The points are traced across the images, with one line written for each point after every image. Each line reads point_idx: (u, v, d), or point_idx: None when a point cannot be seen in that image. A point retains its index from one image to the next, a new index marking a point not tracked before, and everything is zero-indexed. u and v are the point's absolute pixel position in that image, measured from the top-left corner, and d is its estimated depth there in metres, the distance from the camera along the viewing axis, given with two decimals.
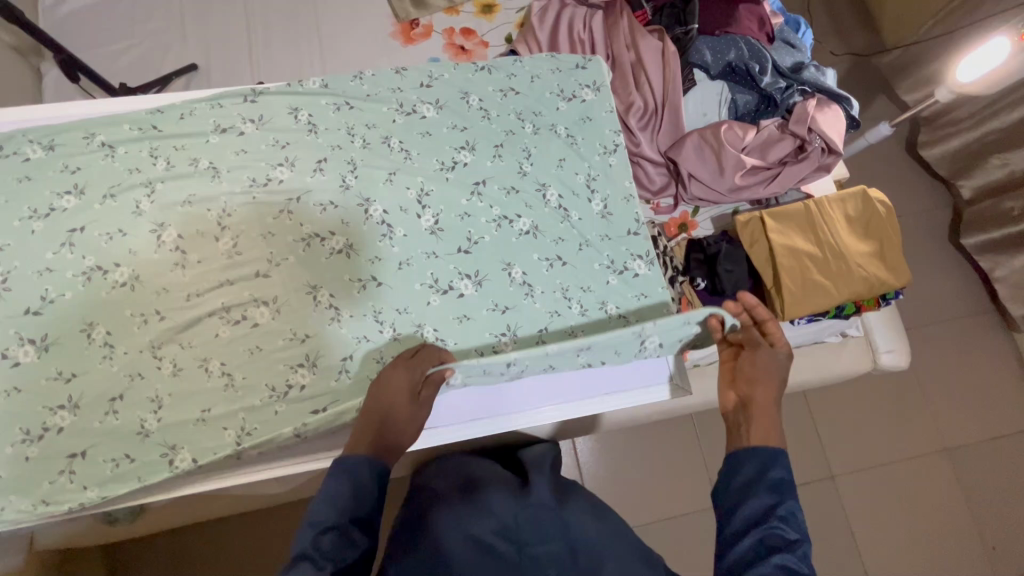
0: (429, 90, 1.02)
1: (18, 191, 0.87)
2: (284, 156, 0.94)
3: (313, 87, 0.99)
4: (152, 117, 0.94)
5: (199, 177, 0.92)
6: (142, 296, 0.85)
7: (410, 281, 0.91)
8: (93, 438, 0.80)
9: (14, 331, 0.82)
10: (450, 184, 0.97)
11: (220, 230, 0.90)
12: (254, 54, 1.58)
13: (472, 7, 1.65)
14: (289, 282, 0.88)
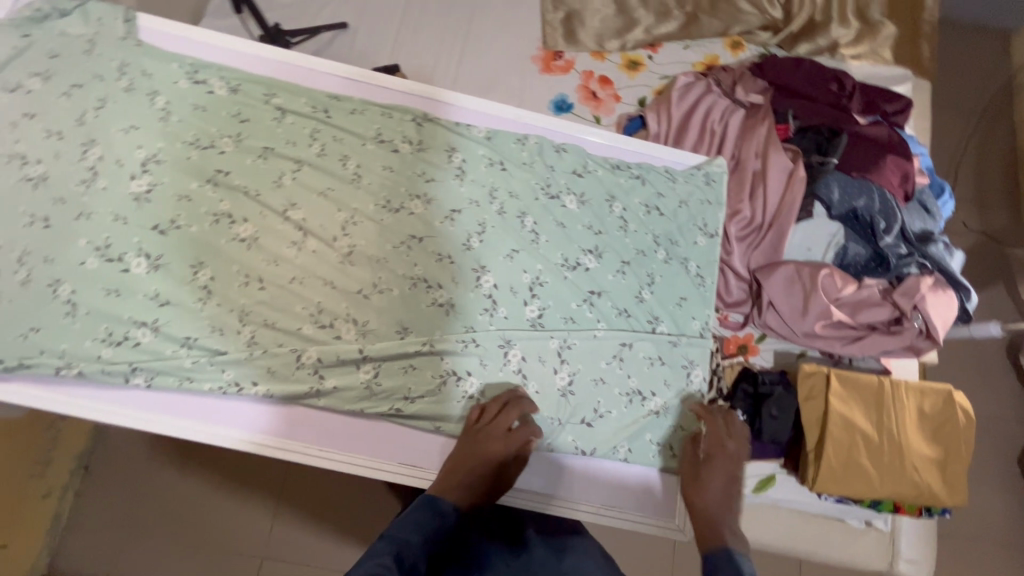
0: (579, 181, 1.06)
1: (191, 115, 0.99)
2: (424, 189, 1.01)
3: (478, 135, 1.06)
4: (327, 101, 1.04)
5: (342, 176, 1.00)
6: (254, 259, 0.93)
7: (497, 365, 0.94)
8: (159, 364, 0.87)
9: (136, 242, 0.92)
10: (566, 281, 1.00)
11: (341, 235, 0.96)
12: (401, 34, 1.68)
13: (619, 59, 1.73)
14: (386, 313, 0.93)
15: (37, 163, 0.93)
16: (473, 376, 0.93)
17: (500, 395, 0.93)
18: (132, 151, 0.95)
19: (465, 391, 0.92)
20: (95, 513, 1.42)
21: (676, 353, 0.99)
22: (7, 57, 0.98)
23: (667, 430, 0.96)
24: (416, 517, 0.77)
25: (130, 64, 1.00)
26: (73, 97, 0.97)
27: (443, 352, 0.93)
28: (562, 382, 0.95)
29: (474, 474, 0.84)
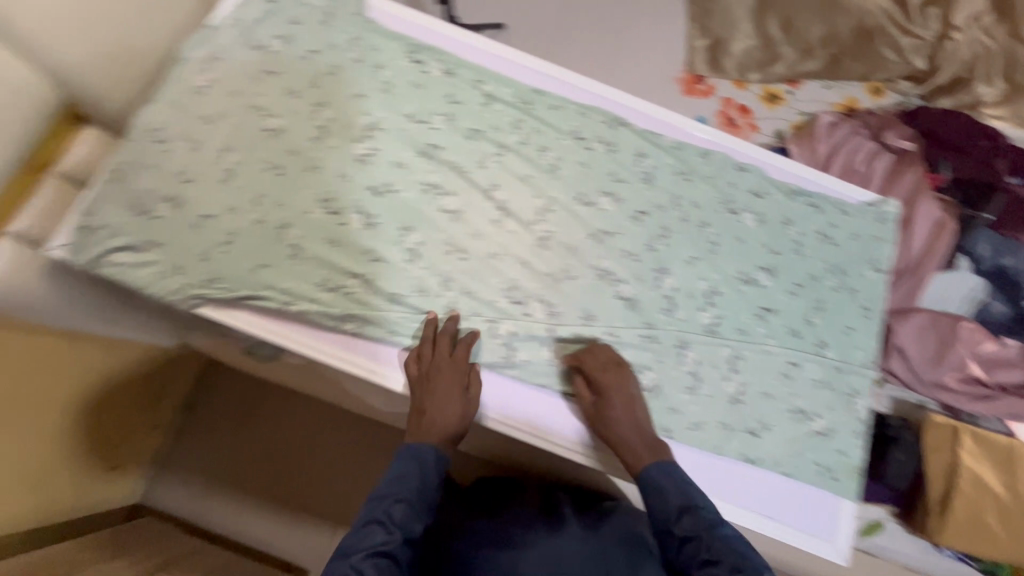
0: (758, 201, 1.09)
1: (410, 90, 1.07)
2: (613, 188, 1.06)
3: (666, 145, 1.10)
4: (530, 94, 1.10)
5: (541, 165, 1.05)
6: (458, 231, 0.99)
7: (672, 365, 0.97)
8: (368, 316, 0.93)
9: (355, 200, 0.98)
10: (740, 295, 1.03)
11: (538, 219, 1.02)
12: (554, 40, 1.75)
13: (759, 90, 1.77)
14: (575, 300, 0.98)
15: (275, 116, 1.02)
16: (649, 371, 0.96)
17: (674, 392, 0.96)
18: (359, 117, 1.03)
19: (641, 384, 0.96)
20: (205, 440, 1.69)
21: (841, 380, 1.01)
22: (256, 18, 1.07)
23: (829, 454, 0.97)
24: (403, 467, 0.88)
25: (361, 39, 1.08)
26: (310, 60, 1.06)
27: (625, 343, 0.97)
28: (732, 390, 0.97)
29: (421, 402, 0.89)
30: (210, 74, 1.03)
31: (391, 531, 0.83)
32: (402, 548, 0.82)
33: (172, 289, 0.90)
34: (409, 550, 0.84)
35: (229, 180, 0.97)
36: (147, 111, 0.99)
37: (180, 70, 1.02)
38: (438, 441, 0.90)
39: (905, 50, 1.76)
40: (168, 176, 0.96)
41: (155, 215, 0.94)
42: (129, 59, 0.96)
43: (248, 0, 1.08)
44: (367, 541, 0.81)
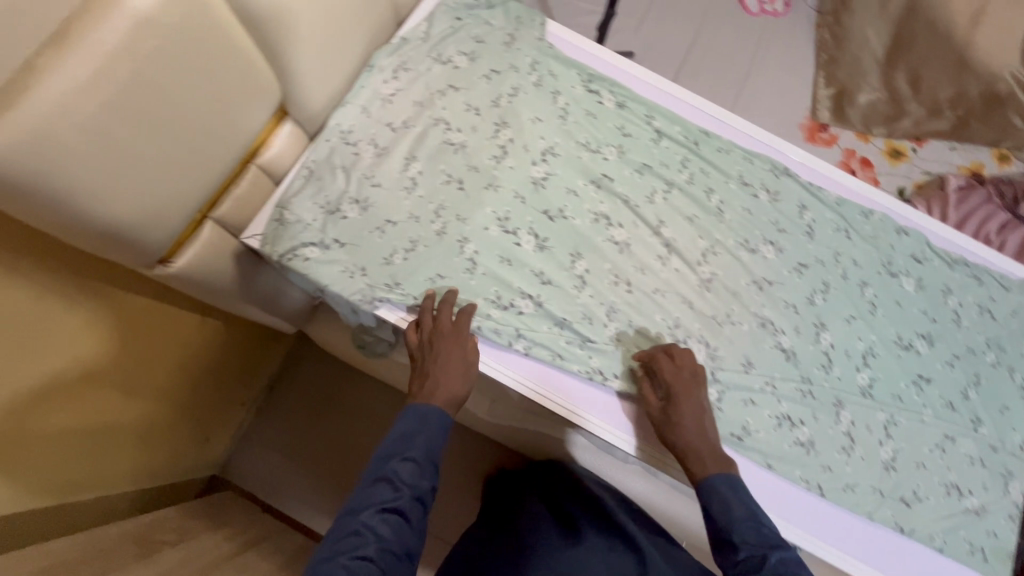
0: (918, 266, 1.08)
1: (584, 119, 1.09)
2: (775, 238, 1.06)
3: (828, 199, 1.10)
4: (699, 134, 1.11)
5: (707, 206, 1.07)
6: (624, 264, 1.01)
7: (828, 423, 0.98)
8: (536, 337, 0.95)
9: (528, 222, 1.01)
10: (897, 359, 1.03)
11: (702, 260, 1.03)
12: (680, 74, 1.77)
13: (882, 144, 1.76)
14: (735, 345, 0.99)
15: (457, 131, 1.05)
16: (805, 426, 0.97)
17: (827, 448, 0.97)
18: (536, 140, 1.06)
19: (796, 438, 0.96)
20: (277, 428, 1.58)
21: (994, 459, 1.00)
22: (443, 33, 1.11)
23: (981, 533, 0.95)
24: (413, 431, 0.81)
25: (541, 63, 1.11)
26: (491, 80, 1.09)
27: (781, 395, 0.98)
28: (886, 455, 0.97)
29: (428, 372, 0.87)
30: (396, 83, 1.07)
31: (399, 489, 0.75)
32: (414, 507, 0.75)
33: (353, 289, 0.93)
34: (423, 512, 0.76)
35: (414, 189, 1.01)
36: (341, 114, 1.02)
37: (370, 76, 1.06)
38: (444, 407, 0.84)
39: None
40: (356, 178, 1.00)
41: (342, 214, 0.97)
42: (335, 60, 0.97)
43: (436, 15, 1.12)
44: (376, 501, 0.73)
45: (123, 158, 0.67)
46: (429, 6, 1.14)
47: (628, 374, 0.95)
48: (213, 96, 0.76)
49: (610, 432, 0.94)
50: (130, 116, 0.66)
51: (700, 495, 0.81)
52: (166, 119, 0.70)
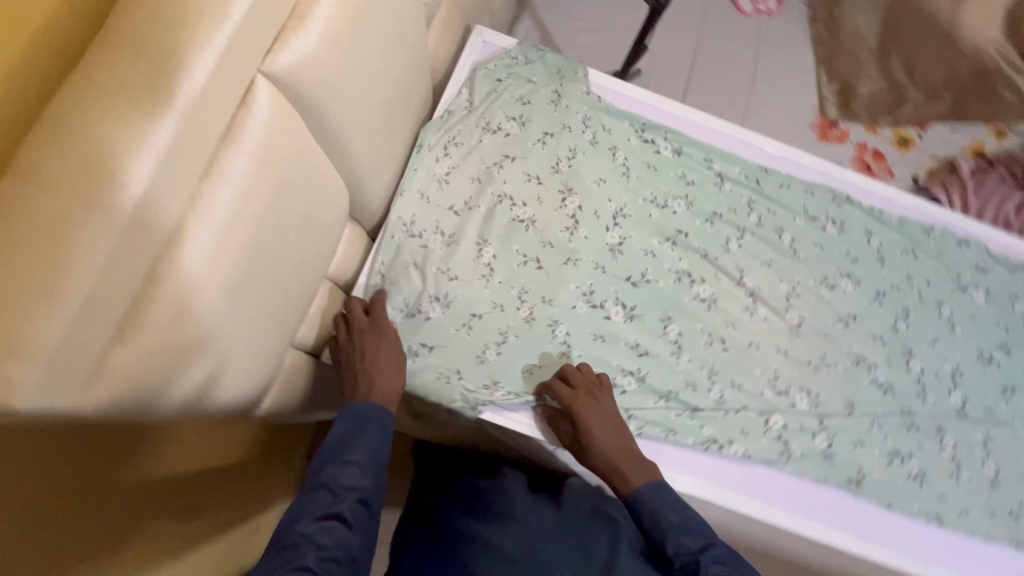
0: (985, 277, 1.11)
1: (646, 173, 1.05)
2: (851, 269, 1.07)
3: (891, 220, 1.11)
4: (759, 171, 1.10)
5: (783, 248, 1.06)
6: (715, 322, 1.00)
7: (935, 451, 1.00)
8: (644, 415, 0.92)
9: (613, 293, 0.98)
10: (982, 375, 1.06)
11: (788, 306, 1.03)
12: (689, 86, 1.75)
13: (891, 134, 1.78)
14: (834, 388, 1.00)
15: (523, 206, 1.00)
16: (913, 458, 0.99)
17: (936, 473, 0.99)
18: (605, 203, 1.02)
19: (909, 471, 0.99)
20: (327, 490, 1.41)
21: None
22: (487, 97, 1.04)
23: None
24: (356, 437, 0.77)
25: (593, 120, 1.07)
26: (547, 144, 1.04)
27: (885, 429, 1.00)
28: (990, 472, 1.01)
29: (358, 373, 0.83)
30: (450, 160, 1.00)
31: (338, 495, 0.71)
32: (357, 512, 0.70)
33: (453, 395, 0.87)
34: (369, 516, 0.72)
35: (490, 276, 0.95)
36: (400, 205, 0.95)
37: (421, 156, 0.97)
38: (383, 402, 0.81)
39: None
40: (431, 273, 0.93)
41: (424, 315, 0.92)
42: (392, 149, 0.89)
43: (476, 79, 1.05)
44: (312, 511, 0.69)
45: (238, 333, 0.59)
46: (465, 69, 1.07)
47: (740, 437, 0.94)
48: (308, 230, 0.67)
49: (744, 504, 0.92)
50: (243, 288, 0.57)
51: (631, 506, 0.82)
52: (270, 271, 0.62)
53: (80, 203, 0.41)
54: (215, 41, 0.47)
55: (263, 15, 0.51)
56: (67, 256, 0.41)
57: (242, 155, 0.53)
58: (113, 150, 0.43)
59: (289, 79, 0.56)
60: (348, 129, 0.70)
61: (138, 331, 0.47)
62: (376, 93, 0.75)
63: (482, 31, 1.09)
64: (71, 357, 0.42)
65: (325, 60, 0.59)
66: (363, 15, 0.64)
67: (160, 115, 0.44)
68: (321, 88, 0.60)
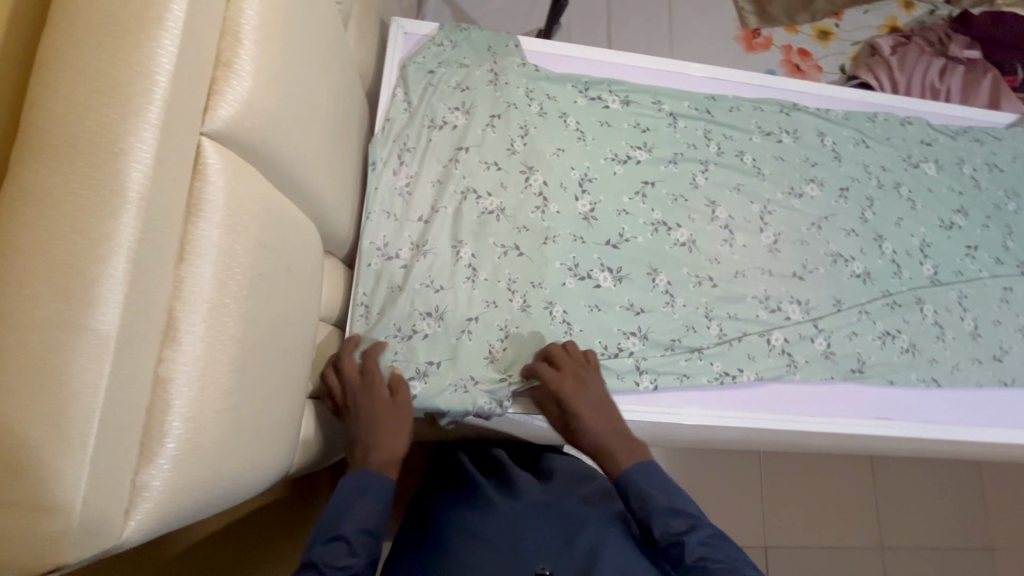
0: (931, 149, 1.17)
1: (601, 131, 1.04)
2: (813, 174, 1.10)
3: (838, 117, 1.14)
4: (707, 102, 1.11)
5: (746, 170, 1.08)
6: (699, 260, 1.01)
7: (919, 320, 1.05)
8: (655, 367, 0.94)
9: (597, 258, 0.98)
10: (947, 240, 1.12)
11: (763, 224, 1.05)
12: (611, 28, 1.72)
13: (810, 30, 1.80)
14: (820, 290, 1.03)
15: (488, 195, 0.97)
16: (903, 333, 1.04)
17: (925, 341, 1.05)
18: (569, 172, 1.01)
19: (904, 348, 1.03)
20: None
21: None
22: (424, 93, 1.00)
23: None
24: (354, 504, 0.72)
25: (535, 90, 1.04)
26: (496, 124, 1.01)
27: (874, 315, 1.04)
28: (970, 326, 1.07)
29: (357, 437, 0.78)
30: (407, 169, 0.97)
31: (324, 573, 0.64)
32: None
33: (476, 401, 0.86)
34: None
35: (473, 278, 0.93)
36: (370, 229, 0.92)
37: (378, 174, 0.94)
38: (386, 468, 0.76)
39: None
40: (413, 291, 0.90)
41: (422, 333, 0.89)
42: (347, 170, 0.85)
43: (407, 77, 1.00)
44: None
45: (260, 406, 0.56)
46: (394, 68, 1.02)
47: (748, 362, 0.97)
48: (293, 279, 0.63)
49: (764, 418, 0.95)
50: (253, 361, 0.54)
51: (619, 487, 0.75)
52: (276, 337, 0.59)
53: (59, 330, 0.38)
54: (149, 114, 0.43)
55: (191, 69, 0.47)
56: (67, 390, 0.37)
57: (212, 227, 0.49)
58: (77, 262, 0.39)
59: (232, 133, 0.52)
60: (302, 166, 0.66)
61: (165, 442, 0.44)
62: (319, 118, 0.70)
63: (400, 22, 1.03)
64: (108, 493, 0.39)
65: (263, 104, 0.55)
66: (288, 43, 0.59)
67: (118, 210, 0.40)
68: (267, 133, 0.56)
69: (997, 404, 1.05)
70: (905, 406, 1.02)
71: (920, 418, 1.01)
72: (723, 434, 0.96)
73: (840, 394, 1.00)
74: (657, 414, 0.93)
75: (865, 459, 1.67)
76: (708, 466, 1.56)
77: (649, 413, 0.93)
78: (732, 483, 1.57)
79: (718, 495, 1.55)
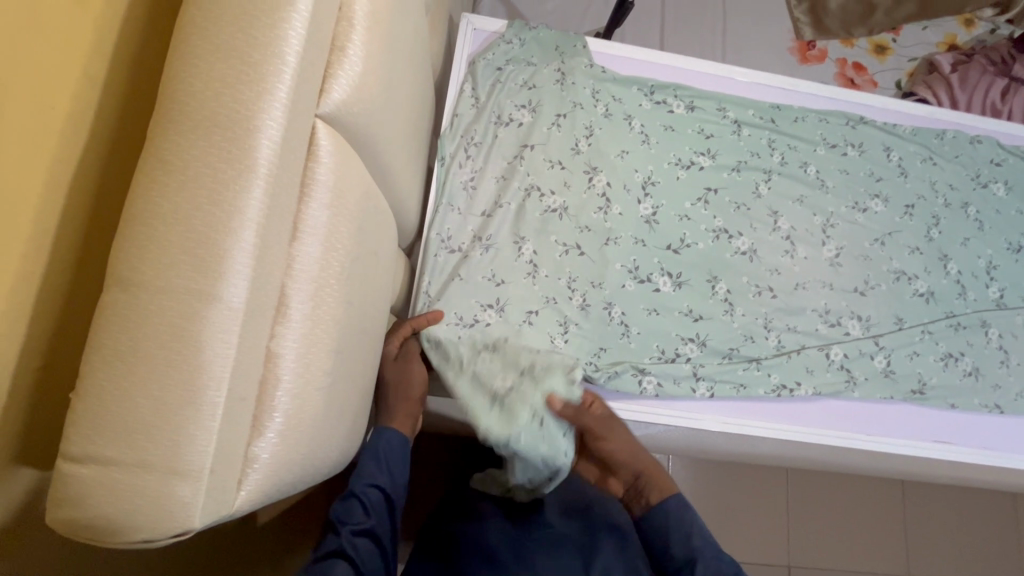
0: (1000, 169, 1.14)
1: (665, 135, 1.04)
2: (878, 189, 1.08)
3: (905, 133, 1.12)
4: (773, 111, 1.09)
5: (809, 181, 1.06)
6: (758, 269, 1.00)
7: (982, 344, 1.03)
8: (712, 375, 0.93)
9: (657, 262, 0.97)
10: (1014, 264, 1.09)
11: (826, 237, 1.03)
12: (663, 34, 1.72)
13: (867, 44, 1.77)
14: (882, 307, 1.01)
15: (552, 193, 0.97)
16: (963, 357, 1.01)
17: (987, 366, 1.02)
18: (632, 174, 1.01)
19: (966, 371, 1.01)
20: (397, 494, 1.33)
21: None
22: (491, 89, 1.01)
23: None
24: (371, 455, 0.72)
25: (601, 91, 1.04)
26: (562, 123, 1.01)
27: (937, 336, 1.01)
28: None
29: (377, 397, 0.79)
30: (472, 163, 0.97)
31: (340, 531, 0.67)
32: (366, 548, 0.68)
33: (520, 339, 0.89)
34: (377, 548, 0.69)
35: (535, 272, 0.93)
36: (434, 220, 0.93)
37: (445, 167, 0.96)
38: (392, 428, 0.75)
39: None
40: (474, 284, 0.90)
41: (480, 323, 0.89)
42: (418, 162, 0.85)
43: (476, 72, 1.01)
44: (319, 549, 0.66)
45: (347, 389, 0.56)
46: (461, 63, 1.03)
47: (806, 377, 0.95)
48: (377, 265, 0.63)
49: (818, 434, 0.94)
50: (345, 342, 0.54)
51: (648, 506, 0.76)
52: (361, 322, 0.59)
53: (192, 298, 0.38)
54: (279, 92, 0.43)
55: (314, 52, 0.47)
56: (199, 357, 0.38)
57: (320, 207, 0.50)
58: (211, 233, 0.40)
59: (340, 117, 0.53)
60: (389, 154, 0.66)
61: (273, 415, 0.44)
62: (406, 110, 0.71)
63: (469, 19, 1.05)
64: (228, 460, 0.40)
65: (367, 90, 0.56)
66: (389, 32, 0.60)
67: (248, 186, 0.41)
68: (367, 119, 0.57)
69: None
70: (962, 431, 0.99)
71: (980, 445, 0.98)
72: (777, 448, 0.95)
73: (895, 415, 0.98)
74: (711, 422, 0.92)
75: (901, 484, 1.63)
76: (741, 481, 1.54)
77: (703, 419, 0.92)
78: (765, 499, 1.54)
79: (749, 511, 1.52)
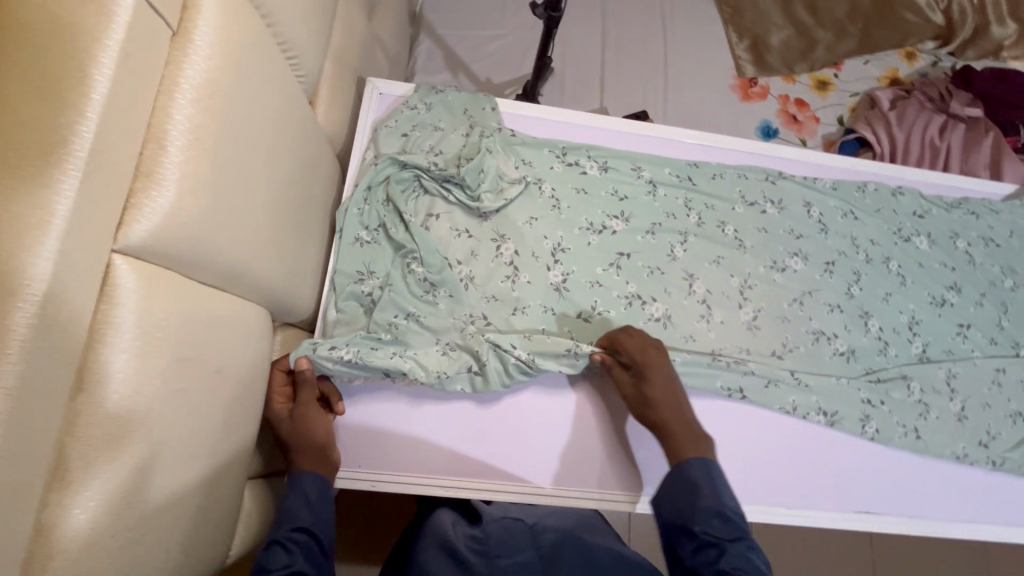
0: (923, 222, 1.13)
1: (576, 198, 1.02)
2: (798, 246, 1.06)
3: (826, 187, 1.11)
4: (689, 169, 1.08)
5: (726, 241, 1.04)
6: (672, 336, 0.96)
7: (906, 403, 0.99)
8: None
9: (568, 330, 0.94)
10: (938, 319, 1.07)
11: (742, 299, 1.01)
12: (603, 75, 1.71)
13: (808, 80, 1.77)
14: (801, 371, 0.98)
15: (458, 263, 0.95)
16: (871, 419, 0.97)
17: (912, 428, 0.98)
18: (541, 242, 0.98)
19: (890, 434, 0.97)
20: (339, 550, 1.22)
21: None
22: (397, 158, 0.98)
23: None
24: (290, 503, 0.73)
25: (511, 155, 1.02)
26: (469, 185, 0.96)
27: (859, 397, 0.98)
28: (957, 408, 1.01)
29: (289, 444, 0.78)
30: (373, 236, 0.95)
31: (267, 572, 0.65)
32: None
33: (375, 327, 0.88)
34: None
35: (448, 347, 0.88)
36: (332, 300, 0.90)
37: (343, 240, 0.92)
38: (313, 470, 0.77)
39: (923, 11, 1.75)
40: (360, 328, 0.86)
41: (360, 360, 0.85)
42: (307, 245, 0.83)
43: (380, 139, 0.99)
44: None
45: (166, 528, 0.52)
46: (366, 130, 1.01)
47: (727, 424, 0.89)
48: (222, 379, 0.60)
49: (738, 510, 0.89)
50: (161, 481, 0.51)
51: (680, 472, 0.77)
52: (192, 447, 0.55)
53: None
54: (39, 244, 0.40)
55: (99, 193, 0.45)
56: None
57: (120, 351, 0.47)
58: None
59: (149, 248, 0.50)
60: (242, 257, 0.63)
61: None
62: (269, 204, 0.68)
63: (375, 83, 1.03)
64: None
65: (190, 208, 0.53)
66: (227, 141, 0.58)
67: None
68: (194, 240, 0.54)
69: (992, 501, 0.98)
70: (889, 496, 0.95)
71: (905, 510, 0.94)
72: None
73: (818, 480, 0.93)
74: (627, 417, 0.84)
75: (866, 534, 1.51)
76: None
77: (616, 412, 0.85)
78: None
79: None
